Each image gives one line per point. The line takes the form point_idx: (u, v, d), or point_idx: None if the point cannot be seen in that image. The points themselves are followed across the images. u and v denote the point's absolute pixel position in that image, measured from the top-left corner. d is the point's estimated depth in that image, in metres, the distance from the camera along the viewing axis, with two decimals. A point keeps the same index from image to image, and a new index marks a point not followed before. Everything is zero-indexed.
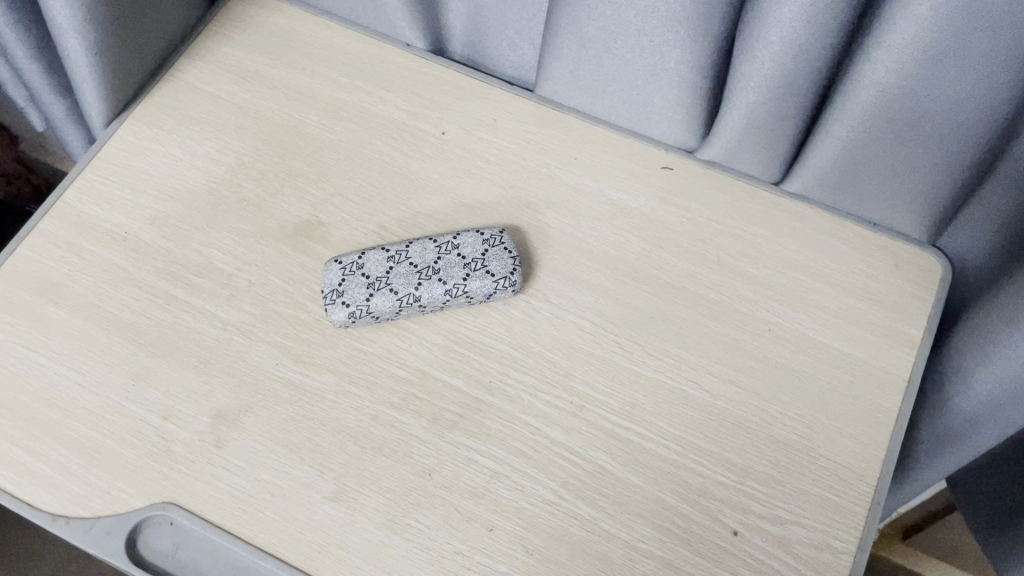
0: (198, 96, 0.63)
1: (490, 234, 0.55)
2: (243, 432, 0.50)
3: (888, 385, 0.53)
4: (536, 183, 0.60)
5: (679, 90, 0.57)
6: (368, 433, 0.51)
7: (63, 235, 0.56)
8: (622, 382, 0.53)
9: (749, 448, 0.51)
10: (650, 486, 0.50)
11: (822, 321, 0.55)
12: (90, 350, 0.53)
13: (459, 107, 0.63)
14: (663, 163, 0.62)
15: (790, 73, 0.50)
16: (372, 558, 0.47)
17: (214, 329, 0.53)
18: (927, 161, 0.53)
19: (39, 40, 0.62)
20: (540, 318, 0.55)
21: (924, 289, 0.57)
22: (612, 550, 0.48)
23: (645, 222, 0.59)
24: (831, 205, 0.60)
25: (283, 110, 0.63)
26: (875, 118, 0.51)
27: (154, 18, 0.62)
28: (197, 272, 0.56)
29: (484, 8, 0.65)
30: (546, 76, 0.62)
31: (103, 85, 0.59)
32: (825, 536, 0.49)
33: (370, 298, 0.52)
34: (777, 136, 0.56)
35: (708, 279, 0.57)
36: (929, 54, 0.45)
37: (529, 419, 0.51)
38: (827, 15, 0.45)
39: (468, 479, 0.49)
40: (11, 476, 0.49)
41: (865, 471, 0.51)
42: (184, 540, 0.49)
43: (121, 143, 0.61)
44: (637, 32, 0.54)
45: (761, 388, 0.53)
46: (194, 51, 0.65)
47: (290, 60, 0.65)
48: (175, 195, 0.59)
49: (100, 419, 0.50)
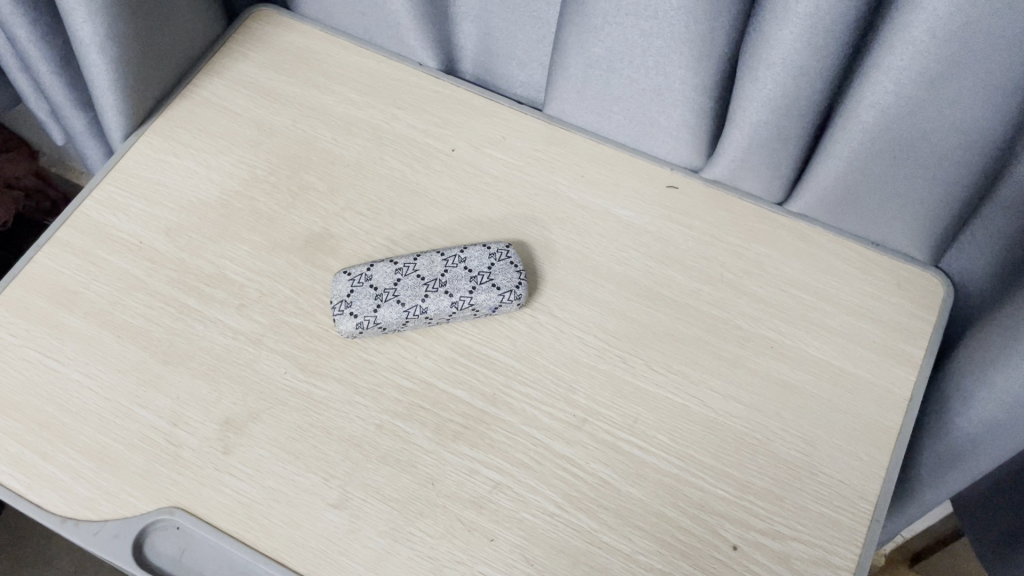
0: (215, 111, 0.65)
1: (498, 249, 0.56)
2: (250, 439, 0.51)
3: (889, 404, 0.54)
4: (543, 199, 0.61)
5: (684, 110, 0.58)
6: (371, 441, 0.51)
7: (80, 244, 0.58)
8: (624, 396, 0.53)
9: (749, 463, 0.51)
10: (651, 499, 0.50)
11: (825, 340, 0.56)
12: (103, 357, 0.54)
13: (469, 125, 0.65)
14: (668, 182, 0.62)
15: (792, 94, 0.51)
16: (373, 565, 0.48)
17: (224, 338, 0.55)
18: (929, 182, 0.53)
19: (61, 55, 0.64)
20: (544, 331, 0.56)
21: (927, 309, 0.57)
22: (612, 562, 0.48)
23: (650, 239, 0.60)
24: (834, 226, 0.61)
25: (296, 126, 0.64)
26: (877, 140, 0.51)
27: (173, 35, 0.64)
28: (209, 282, 0.57)
29: (494, 29, 0.67)
30: (554, 95, 0.64)
31: (123, 100, 0.61)
32: (824, 552, 0.49)
33: (377, 309, 0.53)
34: (780, 156, 0.57)
35: (711, 296, 0.57)
36: (926, 76, 0.46)
37: (531, 430, 0.52)
38: (826, 36, 0.47)
39: (470, 490, 0.50)
40: (21, 478, 0.50)
41: (865, 488, 0.51)
42: (190, 544, 0.49)
43: (137, 155, 0.62)
44: (642, 53, 0.56)
45: (763, 404, 0.53)
46: (211, 68, 0.67)
47: (305, 78, 0.67)
48: (189, 206, 0.60)
49: (111, 424, 0.51)
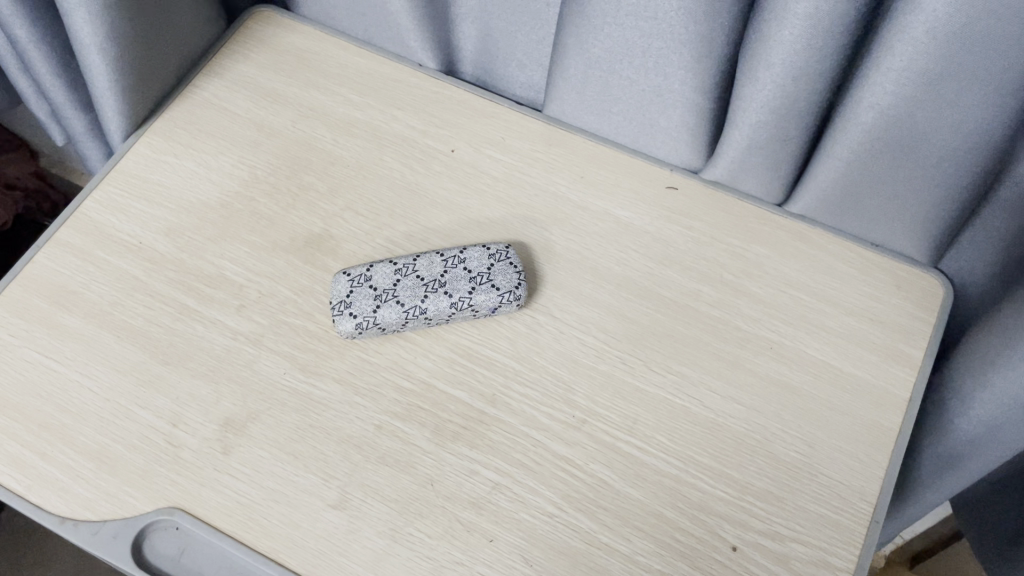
0: (215, 112, 0.65)
1: (497, 249, 0.56)
2: (249, 439, 0.51)
3: (888, 405, 0.54)
4: (543, 200, 0.61)
5: (684, 111, 0.58)
6: (370, 442, 0.51)
7: (80, 244, 0.58)
8: (623, 397, 0.53)
9: (749, 463, 0.51)
10: (650, 500, 0.50)
11: (824, 341, 0.56)
12: (103, 357, 0.54)
13: (469, 126, 0.65)
14: (668, 183, 0.62)
15: (792, 96, 0.51)
16: (372, 566, 0.48)
17: (224, 338, 0.55)
18: (928, 184, 0.53)
19: (61, 55, 0.64)
20: (543, 331, 0.56)
21: (926, 310, 0.57)
22: (611, 562, 0.48)
23: (650, 240, 0.60)
24: (833, 227, 0.61)
25: (296, 126, 0.64)
26: (877, 141, 0.51)
27: (173, 35, 0.64)
28: (208, 282, 0.57)
29: (494, 30, 0.67)
30: (554, 96, 0.64)
31: (123, 100, 0.61)
32: (824, 553, 0.49)
33: (377, 309, 0.53)
34: (780, 158, 0.57)
35: (710, 297, 0.57)
36: (925, 77, 0.46)
37: (530, 431, 0.52)
38: (826, 37, 0.47)
39: (470, 491, 0.50)
40: (21, 479, 0.50)
41: (865, 489, 0.51)
42: (189, 545, 0.49)
43: (138, 156, 0.62)
44: (642, 55, 0.56)
45: (762, 405, 0.53)
46: (211, 69, 0.67)
47: (305, 79, 0.67)
48: (189, 207, 0.60)
49: (111, 424, 0.51)
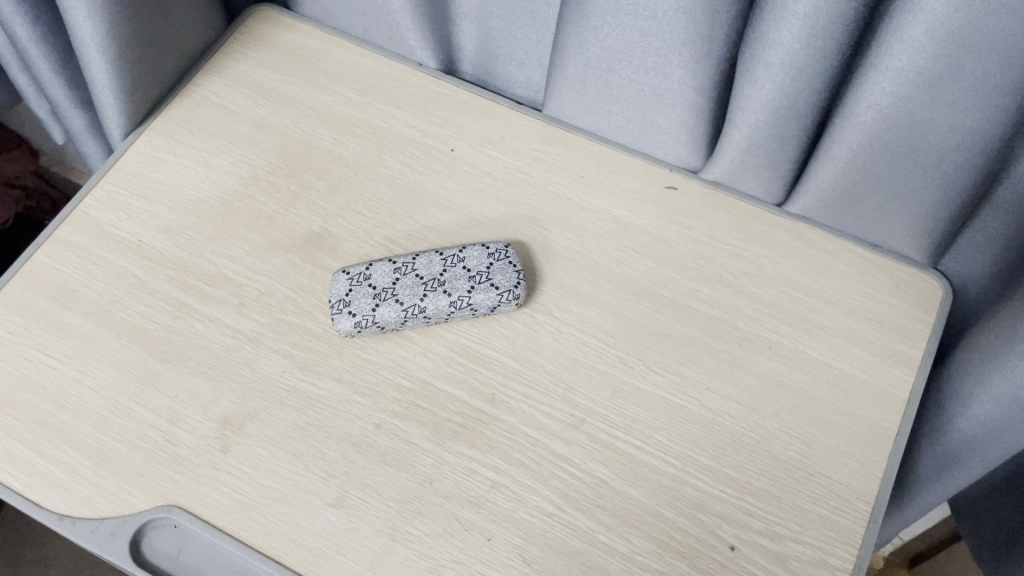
0: (215, 110, 0.65)
1: (496, 248, 0.56)
2: (248, 438, 0.51)
3: (887, 405, 0.54)
4: (543, 200, 0.61)
5: (684, 111, 0.58)
6: (369, 441, 0.51)
7: (79, 242, 0.58)
8: (622, 397, 0.53)
9: (748, 463, 0.51)
10: (649, 500, 0.50)
11: (823, 341, 0.56)
12: (102, 355, 0.54)
13: (468, 125, 0.65)
14: (667, 183, 0.63)
15: (791, 95, 0.51)
16: (371, 564, 0.48)
17: (223, 336, 0.55)
18: (927, 184, 0.53)
19: (61, 53, 0.64)
20: (542, 331, 0.56)
21: (925, 310, 0.57)
22: (609, 561, 0.48)
23: (649, 239, 0.60)
24: (833, 227, 0.61)
25: (296, 125, 0.64)
26: (876, 140, 0.51)
27: (173, 34, 0.64)
28: (208, 281, 0.57)
29: (494, 29, 0.67)
30: (554, 95, 0.64)
31: (122, 98, 0.61)
32: (822, 553, 0.49)
33: (376, 308, 0.53)
34: (779, 157, 0.57)
35: (709, 296, 0.57)
36: (924, 77, 0.46)
37: (529, 430, 0.52)
38: (825, 37, 0.47)
39: (468, 490, 0.50)
40: (20, 476, 0.50)
41: (863, 489, 0.51)
42: (187, 543, 0.49)
43: (137, 154, 0.62)
44: (642, 54, 0.56)
45: (761, 405, 0.53)
46: (211, 67, 0.67)
47: (305, 77, 0.67)
48: (189, 205, 0.60)
49: (109, 422, 0.51)
